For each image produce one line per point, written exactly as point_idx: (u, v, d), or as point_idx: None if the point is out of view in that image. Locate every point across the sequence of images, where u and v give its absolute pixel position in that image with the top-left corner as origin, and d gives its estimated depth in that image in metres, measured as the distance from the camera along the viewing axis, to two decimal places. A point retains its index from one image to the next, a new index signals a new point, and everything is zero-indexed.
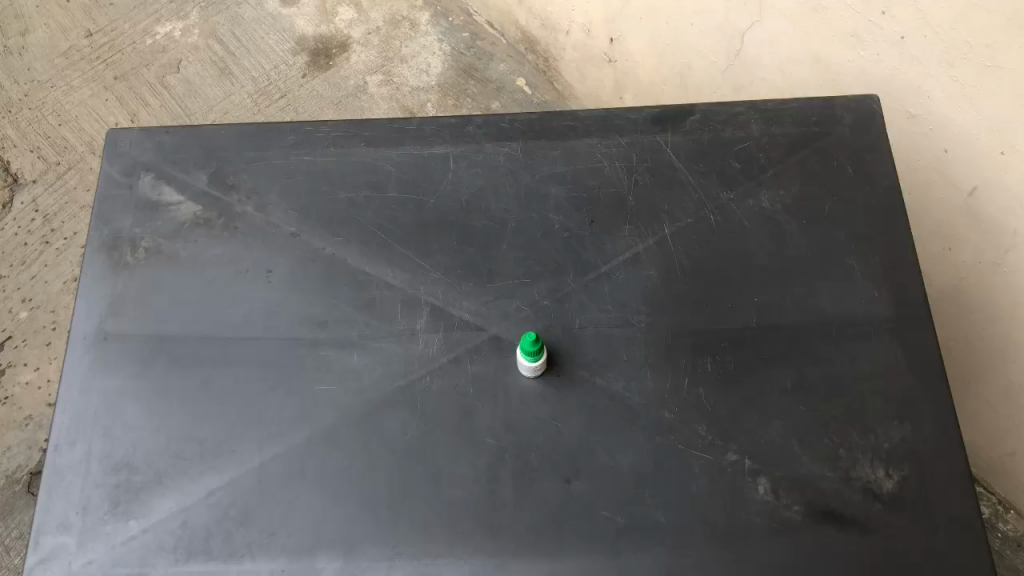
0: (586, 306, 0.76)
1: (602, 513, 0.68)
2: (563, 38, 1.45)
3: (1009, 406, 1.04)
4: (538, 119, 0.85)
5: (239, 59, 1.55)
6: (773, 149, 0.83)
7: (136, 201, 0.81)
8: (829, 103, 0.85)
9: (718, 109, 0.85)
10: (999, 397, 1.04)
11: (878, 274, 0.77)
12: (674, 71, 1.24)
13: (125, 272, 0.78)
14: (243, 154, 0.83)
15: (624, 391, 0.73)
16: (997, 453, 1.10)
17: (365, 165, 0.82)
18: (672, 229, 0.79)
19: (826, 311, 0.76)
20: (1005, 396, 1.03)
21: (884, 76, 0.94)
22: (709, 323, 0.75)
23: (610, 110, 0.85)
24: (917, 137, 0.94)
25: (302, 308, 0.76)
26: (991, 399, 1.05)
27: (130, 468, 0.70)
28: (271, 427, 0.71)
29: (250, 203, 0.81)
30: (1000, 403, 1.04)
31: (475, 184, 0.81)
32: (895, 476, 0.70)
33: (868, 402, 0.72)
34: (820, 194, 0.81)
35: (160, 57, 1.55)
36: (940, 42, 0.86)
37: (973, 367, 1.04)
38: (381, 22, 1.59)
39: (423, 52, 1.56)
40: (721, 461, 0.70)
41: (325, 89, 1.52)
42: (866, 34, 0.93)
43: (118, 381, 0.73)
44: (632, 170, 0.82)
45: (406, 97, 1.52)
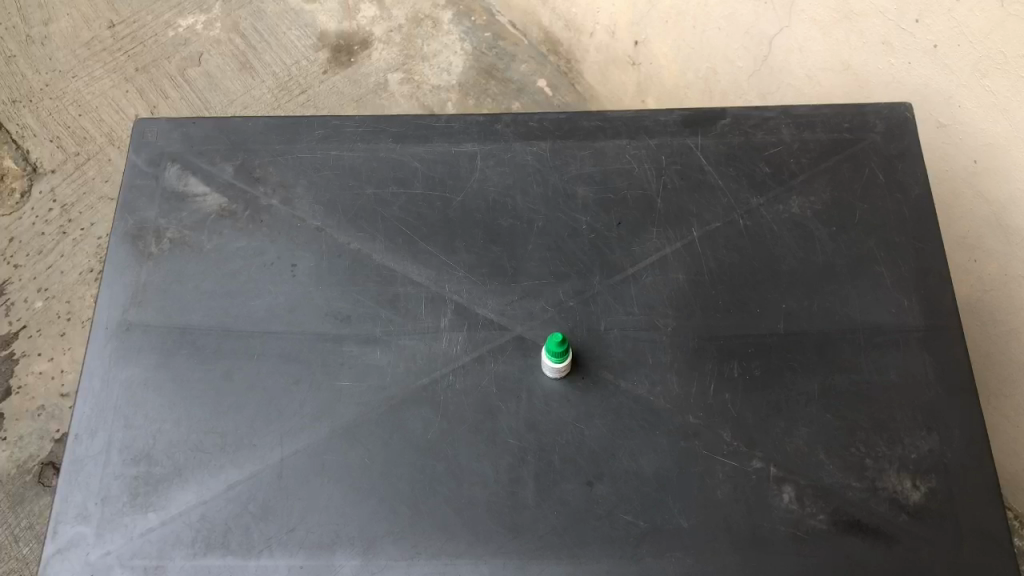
0: (612, 307, 0.75)
1: (624, 517, 0.67)
2: (586, 40, 1.44)
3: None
4: (567, 119, 0.83)
5: (261, 53, 1.55)
6: (804, 155, 0.81)
7: (161, 191, 0.81)
8: (861, 109, 0.83)
9: (749, 113, 0.83)
10: (1018, 414, 1.03)
11: (908, 284, 0.76)
12: (699, 75, 1.23)
13: (149, 262, 0.78)
14: (270, 147, 0.82)
15: (649, 394, 0.72)
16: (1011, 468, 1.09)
17: (392, 161, 0.82)
18: (701, 233, 0.78)
19: (855, 319, 0.75)
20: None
21: (916, 84, 0.93)
22: (736, 328, 0.74)
23: (639, 111, 0.84)
24: (946, 146, 0.94)
25: (325, 303, 0.75)
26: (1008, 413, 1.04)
27: (150, 459, 0.69)
28: (293, 421, 0.70)
29: (276, 196, 0.80)
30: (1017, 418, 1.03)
31: (503, 183, 0.80)
32: (922, 487, 0.69)
33: (896, 412, 0.71)
34: (851, 201, 0.79)
35: (182, 50, 1.55)
36: (974, 51, 0.85)
37: (993, 381, 1.03)
38: (403, 20, 1.58)
39: (445, 51, 1.55)
40: (746, 468, 0.69)
41: (345, 86, 1.52)
42: (898, 42, 0.93)
43: (140, 372, 0.73)
44: (661, 172, 0.81)
45: (426, 96, 1.51)
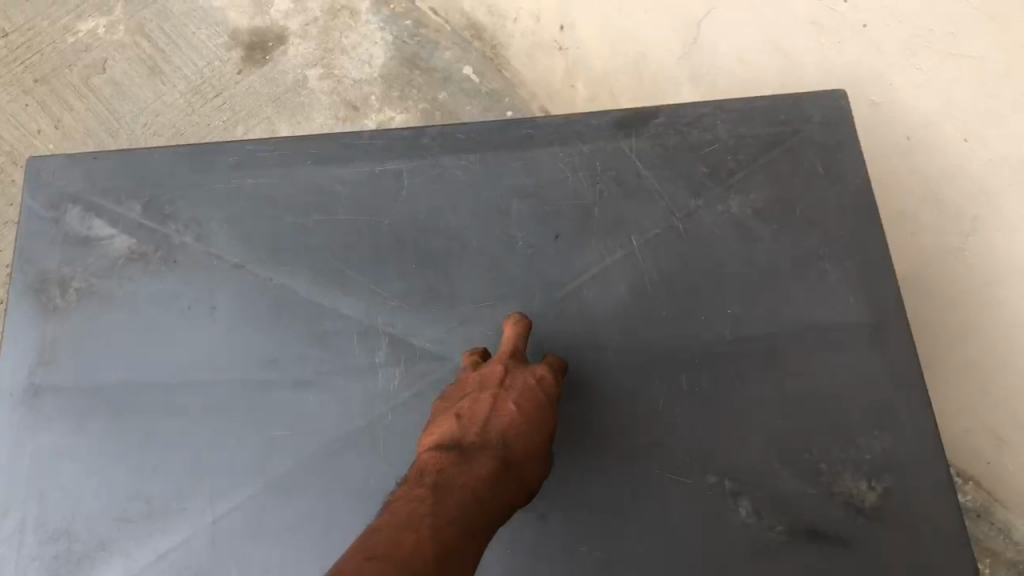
0: (554, 327, 0.72)
1: (580, 548, 0.66)
2: (510, 25, 1.35)
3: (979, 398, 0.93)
4: (496, 128, 0.78)
5: (169, 56, 1.46)
6: (741, 151, 0.77)
7: (63, 237, 0.75)
8: (797, 99, 0.79)
9: (683, 110, 0.79)
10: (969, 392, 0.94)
11: (854, 280, 0.73)
12: (629, 59, 1.17)
13: (54, 317, 0.72)
14: (179, 180, 0.76)
15: (597, 416, 0.69)
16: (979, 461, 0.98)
17: (312, 185, 0.76)
18: (641, 240, 0.74)
19: (802, 320, 0.72)
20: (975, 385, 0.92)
21: (847, 65, 0.87)
22: (682, 339, 0.71)
23: (571, 116, 0.79)
24: (880, 125, 0.87)
25: (251, 345, 0.71)
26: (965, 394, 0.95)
27: (70, 535, 0.66)
28: (223, 479, 0.67)
29: (189, 233, 0.75)
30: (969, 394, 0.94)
31: (432, 202, 0.75)
32: (877, 487, 0.67)
33: (850, 413, 0.69)
34: (791, 197, 0.76)
35: (83, 56, 1.46)
36: (904, 30, 0.79)
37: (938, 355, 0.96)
38: (319, 12, 1.48)
39: (364, 42, 1.46)
40: (700, 484, 0.67)
41: (262, 86, 1.44)
42: (826, 22, 0.86)
43: (52, 440, 0.68)
44: (596, 179, 0.76)
45: (348, 91, 1.44)
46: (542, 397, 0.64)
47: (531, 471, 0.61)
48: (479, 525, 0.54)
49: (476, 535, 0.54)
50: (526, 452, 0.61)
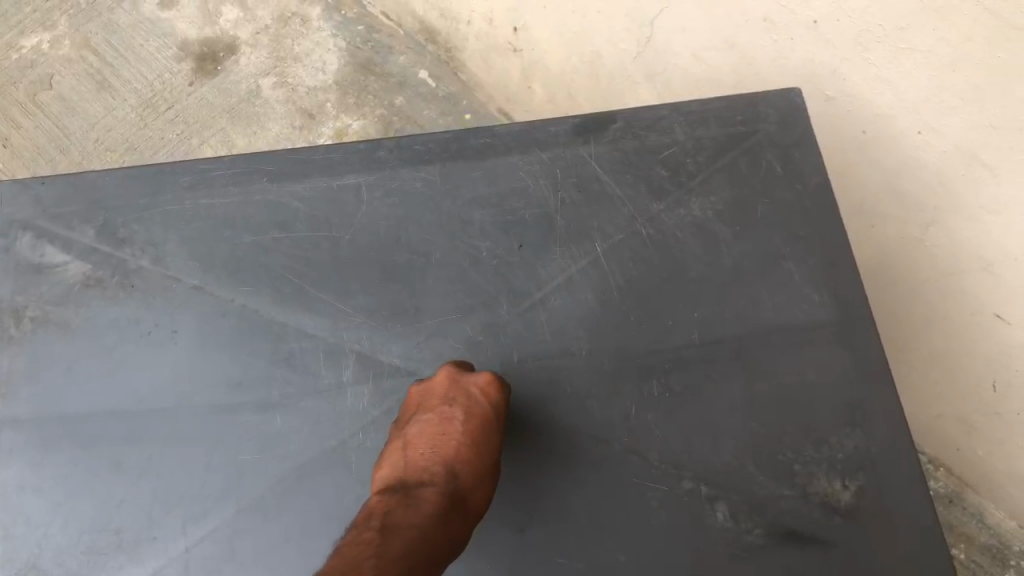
0: (523, 337, 0.72)
1: (560, 559, 0.66)
2: (463, 27, 1.34)
3: (947, 387, 0.96)
4: (453, 139, 0.78)
5: (118, 70, 1.43)
6: (700, 153, 0.77)
7: (16, 265, 0.73)
8: (753, 98, 0.79)
9: (641, 114, 0.78)
10: (939, 384, 0.97)
11: (817, 278, 0.74)
12: (584, 59, 1.17)
13: (11, 347, 0.71)
14: (133, 203, 0.75)
15: (571, 426, 0.69)
16: (951, 451, 1.02)
17: (270, 203, 0.75)
18: (605, 246, 0.74)
19: (768, 321, 0.72)
20: (942, 373, 0.95)
21: (801, 61, 0.87)
22: (650, 345, 0.71)
23: (528, 122, 0.78)
24: (837, 118, 0.88)
25: (215, 369, 0.70)
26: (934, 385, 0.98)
27: (38, 570, 0.64)
28: (194, 506, 0.66)
29: (146, 256, 0.73)
30: (938, 388, 0.97)
31: (393, 216, 0.75)
32: (852, 486, 0.68)
33: (820, 412, 0.70)
34: (752, 197, 0.76)
35: (29, 73, 1.43)
36: (855, 25, 0.78)
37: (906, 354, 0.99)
38: (269, 20, 1.45)
39: (317, 49, 1.44)
40: (677, 490, 0.67)
41: (215, 97, 1.42)
42: (778, 19, 0.86)
43: (15, 474, 0.67)
44: (557, 187, 0.76)
45: (303, 100, 1.41)
46: (483, 410, 0.65)
47: (478, 500, 0.63)
48: (439, 551, 0.57)
49: (437, 562, 0.56)
50: (475, 471, 0.64)
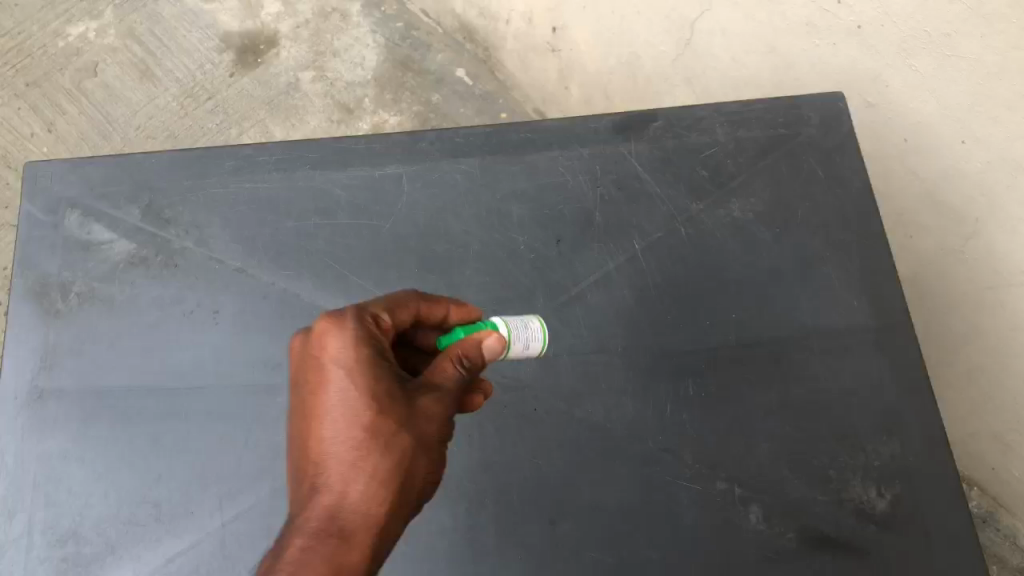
0: (558, 331, 0.72)
1: (591, 554, 0.66)
2: (502, 27, 1.35)
3: (991, 401, 0.93)
4: (493, 132, 0.78)
5: (161, 59, 1.45)
6: (741, 154, 0.78)
7: (64, 241, 0.75)
8: (795, 101, 0.79)
9: (681, 113, 0.79)
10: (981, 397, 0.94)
11: (857, 284, 0.74)
12: (621, 61, 1.17)
13: (57, 321, 0.72)
14: (178, 184, 0.76)
15: (605, 422, 0.69)
16: (988, 469, 0.99)
17: (313, 190, 0.76)
18: (643, 244, 0.75)
19: (806, 324, 0.72)
20: (984, 385, 0.93)
21: (844, 66, 0.87)
22: (687, 344, 0.71)
23: (569, 118, 0.79)
24: (878, 127, 0.87)
25: (254, 351, 0.71)
26: (975, 399, 0.95)
27: (79, 538, 0.66)
28: (232, 483, 0.67)
29: (189, 237, 0.74)
30: (979, 401, 0.95)
31: (432, 207, 0.76)
32: (887, 495, 0.67)
33: (857, 418, 0.70)
34: (792, 200, 0.76)
35: (74, 60, 1.45)
36: (899, 31, 0.79)
37: (946, 365, 0.97)
38: (310, 15, 1.47)
39: (356, 45, 1.45)
40: (711, 490, 0.67)
41: (254, 88, 1.43)
42: (821, 23, 0.86)
43: (58, 444, 0.68)
44: (597, 183, 0.77)
45: (342, 94, 1.43)
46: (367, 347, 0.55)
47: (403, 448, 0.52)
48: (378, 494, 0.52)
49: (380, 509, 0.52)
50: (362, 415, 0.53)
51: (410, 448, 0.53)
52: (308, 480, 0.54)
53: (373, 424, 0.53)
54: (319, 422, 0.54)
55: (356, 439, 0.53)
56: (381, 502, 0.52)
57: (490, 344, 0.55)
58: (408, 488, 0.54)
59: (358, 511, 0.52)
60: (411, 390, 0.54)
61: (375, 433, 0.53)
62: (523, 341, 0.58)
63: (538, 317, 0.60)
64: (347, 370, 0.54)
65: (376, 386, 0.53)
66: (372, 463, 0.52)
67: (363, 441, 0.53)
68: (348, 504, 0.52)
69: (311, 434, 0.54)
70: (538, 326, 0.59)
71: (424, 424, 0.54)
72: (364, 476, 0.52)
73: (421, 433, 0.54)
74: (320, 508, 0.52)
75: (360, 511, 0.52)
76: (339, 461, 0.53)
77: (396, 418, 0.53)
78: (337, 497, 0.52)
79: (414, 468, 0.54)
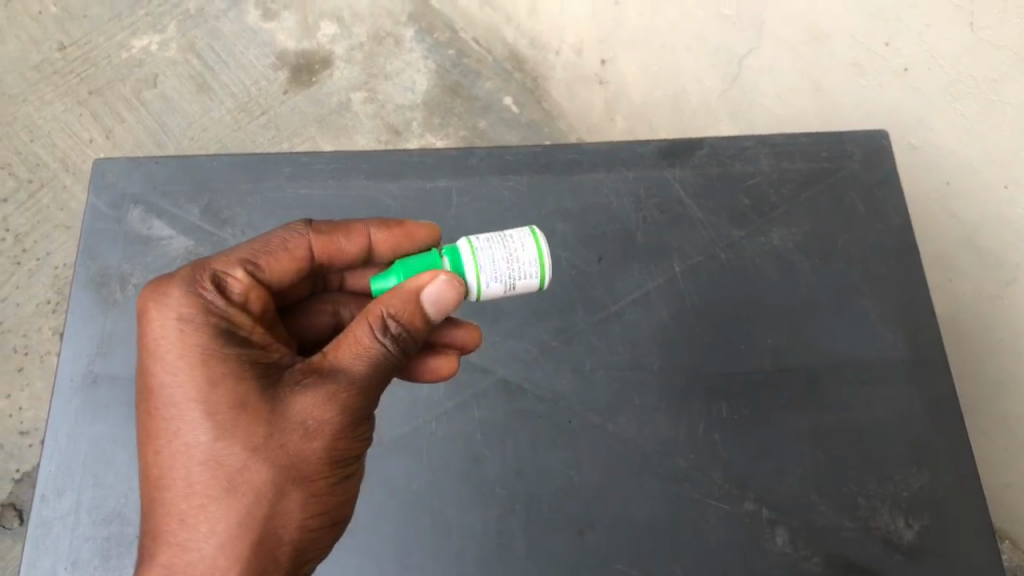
0: (595, 346, 0.73)
1: (617, 566, 0.67)
2: (552, 57, 1.37)
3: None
4: (541, 152, 0.80)
5: (218, 74, 1.46)
6: (783, 185, 0.79)
7: (125, 236, 0.78)
8: (839, 137, 0.81)
9: (727, 143, 0.81)
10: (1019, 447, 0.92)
11: (893, 316, 0.75)
12: (668, 95, 1.18)
13: (114, 310, 0.75)
14: (237, 187, 0.79)
15: (637, 437, 0.70)
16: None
17: (365, 198, 0.78)
18: (683, 266, 0.76)
19: (841, 353, 0.73)
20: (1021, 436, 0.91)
21: (888, 107, 0.88)
22: (722, 367, 0.73)
23: (616, 143, 0.81)
24: (920, 169, 0.88)
25: None
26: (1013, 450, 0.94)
27: (122, 518, 0.68)
28: None
29: (244, 238, 0.77)
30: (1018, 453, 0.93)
31: (479, 222, 0.77)
32: (915, 526, 0.68)
33: (888, 448, 0.70)
34: (832, 232, 0.78)
35: (136, 71, 1.46)
36: (946, 75, 0.80)
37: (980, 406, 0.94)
38: (364, 38, 1.49)
39: (408, 69, 1.48)
40: (739, 510, 0.68)
41: (307, 106, 1.45)
42: (867, 64, 0.88)
43: (108, 427, 0.70)
44: (640, 206, 0.79)
45: (391, 116, 1.45)
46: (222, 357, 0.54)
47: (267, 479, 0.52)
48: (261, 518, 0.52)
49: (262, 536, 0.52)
50: (217, 441, 0.52)
51: (269, 474, 0.52)
52: (150, 513, 0.53)
53: (223, 451, 0.52)
54: (158, 449, 0.53)
55: (206, 468, 0.52)
56: (235, 536, 0.51)
57: (429, 293, 0.55)
58: (273, 519, 0.52)
59: (206, 547, 0.51)
60: (287, 392, 0.53)
61: (227, 461, 0.52)
62: (518, 277, 0.57)
63: (534, 241, 0.58)
64: (180, 384, 0.53)
65: (220, 401, 0.53)
66: (223, 497, 0.52)
67: (215, 469, 0.52)
68: (199, 543, 0.52)
69: (147, 461, 0.54)
70: (533, 256, 0.57)
71: (290, 439, 0.53)
72: (213, 507, 0.52)
73: (291, 455, 0.53)
74: (167, 547, 0.52)
75: (222, 546, 0.51)
76: (189, 493, 0.52)
77: (246, 441, 0.52)
78: (185, 535, 0.52)
79: (282, 497, 0.53)
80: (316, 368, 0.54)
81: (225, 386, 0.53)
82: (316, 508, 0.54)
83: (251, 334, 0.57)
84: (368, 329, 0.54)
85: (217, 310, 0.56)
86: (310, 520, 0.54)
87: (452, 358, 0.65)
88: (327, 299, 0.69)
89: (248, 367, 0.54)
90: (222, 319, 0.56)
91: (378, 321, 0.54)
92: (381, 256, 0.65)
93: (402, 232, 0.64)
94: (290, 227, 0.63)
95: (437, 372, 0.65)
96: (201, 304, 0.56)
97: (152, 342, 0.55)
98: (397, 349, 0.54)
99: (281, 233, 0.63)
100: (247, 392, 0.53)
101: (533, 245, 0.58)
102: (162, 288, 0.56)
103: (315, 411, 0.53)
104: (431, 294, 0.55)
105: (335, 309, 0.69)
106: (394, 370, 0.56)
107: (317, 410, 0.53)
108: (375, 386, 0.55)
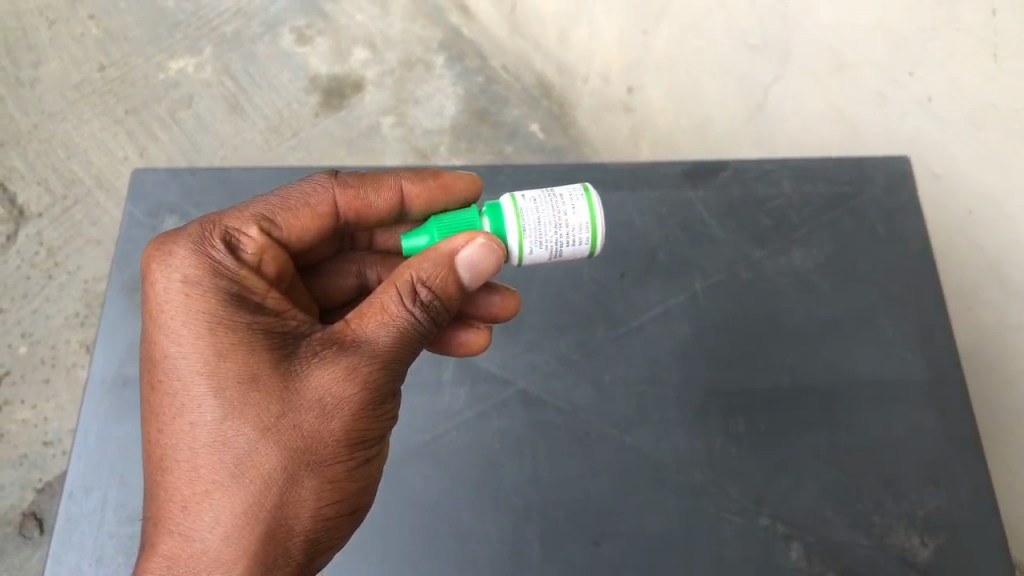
0: (615, 360, 0.74)
1: None
2: (580, 84, 1.37)
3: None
4: (567, 170, 0.82)
5: (251, 96, 1.49)
6: (805, 207, 0.80)
7: None
8: (861, 162, 0.82)
9: (750, 165, 0.82)
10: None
11: (912, 338, 0.75)
12: (694, 122, 1.18)
13: None
14: None
15: (654, 450, 0.71)
16: None
17: None
18: (703, 284, 0.77)
19: (859, 373, 0.74)
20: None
21: (911, 135, 0.89)
22: (740, 383, 0.73)
23: (640, 163, 0.83)
24: (943, 197, 0.89)
25: None
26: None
27: None
28: None
29: None
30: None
31: None
32: (930, 544, 0.68)
33: (904, 468, 0.70)
34: (852, 254, 0.78)
35: (172, 92, 1.49)
36: (968, 104, 0.81)
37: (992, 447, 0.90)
38: (395, 63, 1.52)
39: (437, 94, 1.49)
40: (753, 524, 0.68)
41: (337, 129, 1.48)
42: (891, 93, 0.88)
43: (136, 428, 0.72)
44: (662, 224, 0.80)
45: (419, 140, 1.47)
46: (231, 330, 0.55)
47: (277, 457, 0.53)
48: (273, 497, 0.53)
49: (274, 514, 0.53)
50: (227, 418, 0.53)
51: (280, 458, 0.53)
52: (157, 497, 0.54)
53: (232, 433, 0.53)
54: (167, 432, 0.55)
55: (216, 451, 0.53)
56: (245, 521, 0.52)
57: (466, 254, 0.56)
58: (284, 504, 0.53)
59: (216, 530, 0.52)
60: (306, 368, 0.55)
61: (237, 444, 0.53)
62: (568, 243, 0.58)
63: (586, 206, 0.58)
64: (190, 362, 0.55)
65: (231, 380, 0.54)
66: (234, 476, 0.53)
67: (226, 452, 0.53)
68: (210, 522, 0.53)
69: (156, 443, 0.55)
70: (584, 222, 0.58)
71: (304, 421, 0.54)
72: (223, 490, 0.53)
73: (305, 433, 0.54)
74: (176, 530, 0.53)
75: (232, 524, 0.52)
76: (199, 472, 0.53)
77: (259, 422, 0.53)
78: (194, 517, 0.53)
79: (294, 482, 0.53)
80: (337, 343, 0.56)
81: (236, 366, 0.54)
82: (330, 495, 0.55)
83: (264, 299, 0.58)
84: (395, 297, 0.55)
85: (232, 281, 0.58)
86: (324, 507, 0.55)
87: (482, 332, 0.68)
88: (354, 259, 0.72)
89: (260, 341, 0.55)
90: (236, 292, 0.57)
91: (408, 292, 0.55)
92: (415, 210, 0.67)
93: (438, 185, 0.66)
94: (317, 181, 0.65)
95: (467, 345, 0.68)
96: (213, 278, 0.57)
97: (163, 319, 0.56)
98: (424, 317, 0.56)
99: (308, 188, 0.65)
100: (259, 372, 0.54)
101: (584, 206, 0.58)
102: (173, 254, 0.57)
103: (331, 389, 0.54)
104: (466, 256, 0.56)
105: (359, 270, 0.72)
106: (419, 340, 0.57)
107: (333, 388, 0.54)
108: (397, 359, 0.56)
